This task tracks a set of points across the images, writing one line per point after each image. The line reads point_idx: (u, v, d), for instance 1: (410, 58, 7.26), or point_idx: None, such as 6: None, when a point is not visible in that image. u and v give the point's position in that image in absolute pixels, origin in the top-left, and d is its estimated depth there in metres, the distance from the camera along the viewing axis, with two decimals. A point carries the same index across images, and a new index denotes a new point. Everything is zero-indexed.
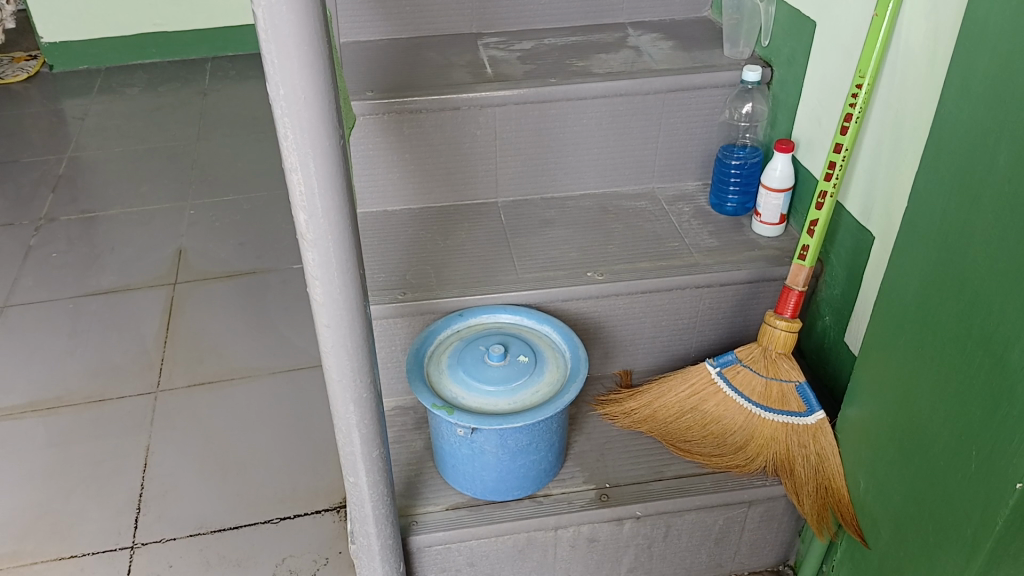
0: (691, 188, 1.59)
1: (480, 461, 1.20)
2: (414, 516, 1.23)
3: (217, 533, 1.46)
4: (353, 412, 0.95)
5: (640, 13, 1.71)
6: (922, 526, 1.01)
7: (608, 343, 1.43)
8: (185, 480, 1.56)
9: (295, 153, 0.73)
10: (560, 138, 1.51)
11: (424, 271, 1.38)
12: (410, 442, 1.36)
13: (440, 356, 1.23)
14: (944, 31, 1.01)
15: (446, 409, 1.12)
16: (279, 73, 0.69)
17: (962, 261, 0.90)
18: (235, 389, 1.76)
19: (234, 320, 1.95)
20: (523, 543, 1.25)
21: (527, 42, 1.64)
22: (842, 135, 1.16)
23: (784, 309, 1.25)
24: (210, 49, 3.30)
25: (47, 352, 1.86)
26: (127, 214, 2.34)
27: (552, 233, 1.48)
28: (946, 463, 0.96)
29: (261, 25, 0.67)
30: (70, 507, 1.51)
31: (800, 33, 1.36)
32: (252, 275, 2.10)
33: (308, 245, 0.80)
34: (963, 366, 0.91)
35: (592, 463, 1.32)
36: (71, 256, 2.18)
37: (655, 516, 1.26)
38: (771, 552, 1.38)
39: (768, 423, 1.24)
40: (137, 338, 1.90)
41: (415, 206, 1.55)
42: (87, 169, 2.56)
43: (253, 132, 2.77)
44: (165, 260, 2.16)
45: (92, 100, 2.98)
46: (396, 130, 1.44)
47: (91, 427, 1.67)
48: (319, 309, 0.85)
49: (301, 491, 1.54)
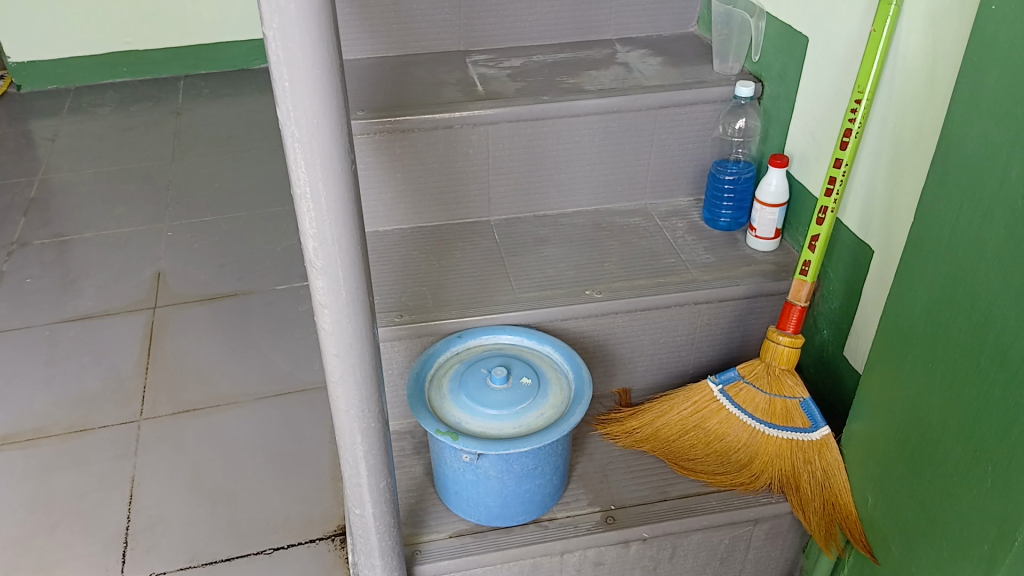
0: (684, 204, 1.59)
1: (484, 486, 1.17)
2: (418, 545, 1.20)
3: (209, 566, 1.41)
4: (360, 442, 0.92)
5: (627, 29, 1.71)
6: (935, 541, 1.01)
7: (608, 362, 1.41)
8: (174, 511, 1.51)
9: (306, 177, 0.71)
10: (553, 156, 1.50)
11: (420, 292, 1.36)
12: (410, 468, 1.33)
13: (442, 380, 1.20)
14: (944, 46, 1.02)
15: (451, 435, 1.10)
16: (291, 97, 0.67)
17: (974, 276, 0.90)
18: (222, 415, 1.71)
19: (218, 345, 1.91)
20: (529, 569, 1.22)
21: (516, 59, 1.63)
22: (842, 150, 1.16)
23: (787, 324, 1.24)
24: (183, 67, 3.25)
25: (23, 382, 1.80)
26: (103, 237, 2.29)
27: (547, 251, 1.46)
28: (960, 478, 0.95)
29: (272, 47, 0.64)
30: (53, 543, 1.45)
31: (792, 48, 1.36)
32: (234, 298, 2.06)
33: (317, 273, 0.77)
34: (977, 380, 0.91)
35: (596, 485, 1.30)
36: (46, 281, 2.11)
37: (662, 537, 1.25)
38: (776, 569, 1.37)
39: (772, 440, 1.24)
40: (117, 365, 1.84)
41: (407, 226, 1.52)
42: (59, 191, 2.50)
43: (230, 151, 2.72)
44: (144, 284, 2.10)
45: (62, 120, 2.91)
46: (388, 149, 1.42)
47: (71, 460, 1.61)
48: (328, 338, 0.82)
49: (295, 520, 1.49)
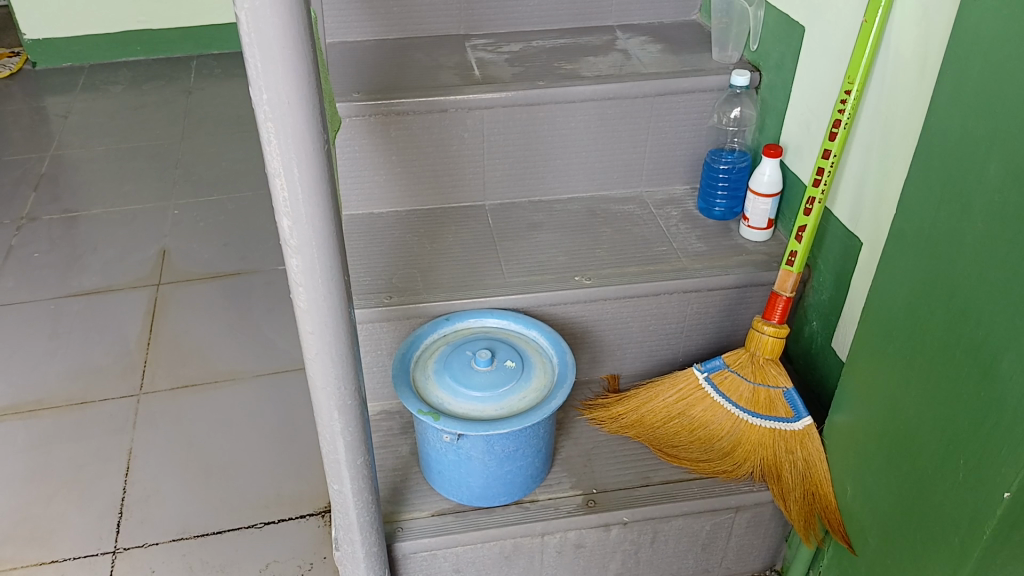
0: (680, 192, 1.59)
1: (466, 467, 1.19)
2: (399, 522, 1.22)
3: (200, 537, 1.44)
4: (337, 419, 0.93)
5: (628, 16, 1.71)
6: (910, 534, 1.01)
7: (596, 348, 1.42)
8: (169, 484, 1.54)
9: (280, 157, 0.72)
10: (548, 141, 1.50)
11: (410, 274, 1.37)
12: (396, 447, 1.35)
13: (427, 361, 1.22)
14: (933, 38, 1.01)
15: (432, 416, 1.11)
16: (264, 77, 0.67)
17: (952, 269, 0.90)
18: (220, 392, 1.74)
19: (218, 322, 1.93)
20: (509, 549, 1.24)
21: (515, 44, 1.63)
22: (831, 141, 1.16)
23: (772, 314, 1.25)
24: (195, 46, 3.27)
25: (27, 354, 1.83)
26: (110, 214, 2.32)
27: (541, 236, 1.47)
28: (934, 471, 0.95)
29: (245, 29, 0.65)
30: (50, 511, 1.49)
31: (788, 37, 1.36)
32: (236, 277, 2.08)
33: (292, 251, 0.79)
34: (952, 374, 0.91)
35: (579, 469, 1.32)
36: (53, 256, 2.15)
37: (643, 522, 1.26)
38: (758, 558, 1.38)
39: (755, 429, 1.24)
40: (119, 339, 1.87)
41: (401, 209, 1.54)
42: (69, 167, 2.53)
43: (238, 131, 2.74)
44: (148, 261, 2.13)
45: (75, 97, 2.94)
46: (383, 132, 1.43)
47: (71, 431, 1.64)
48: (303, 316, 0.84)
49: (286, 496, 1.52)
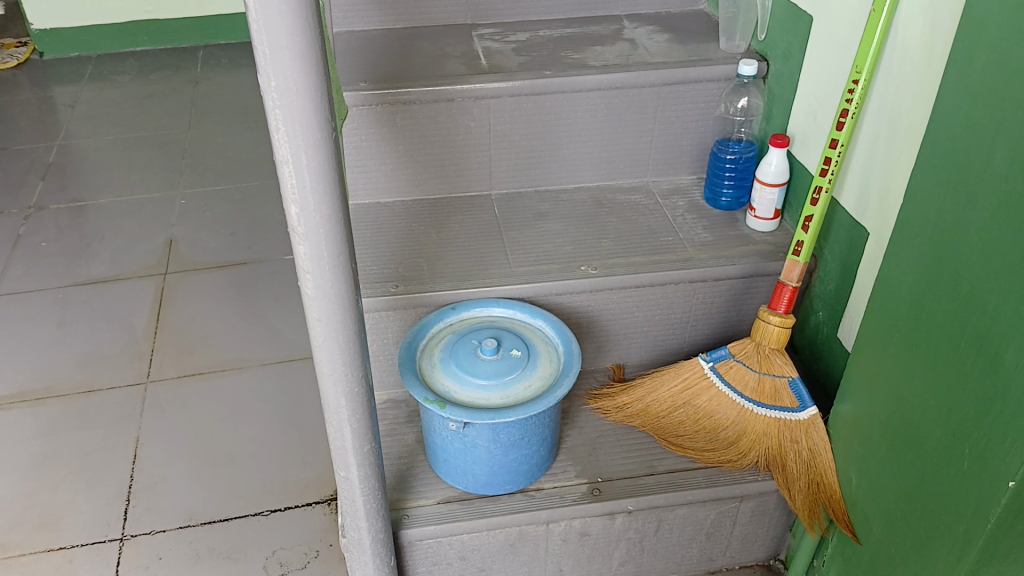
0: (686, 182, 1.59)
1: (472, 455, 1.19)
2: (405, 510, 1.22)
3: (206, 525, 1.45)
4: (344, 406, 0.94)
5: (636, 6, 1.71)
6: (914, 523, 1.01)
7: (602, 337, 1.43)
8: (176, 471, 1.55)
9: (287, 144, 0.72)
10: (555, 131, 1.50)
11: (417, 263, 1.37)
12: (402, 435, 1.36)
13: (433, 350, 1.22)
14: (941, 26, 1.01)
15: (438, 404, 1.12)
16: (272, 64, 0.68)
17: (957, 259, 0.89)
18: (227, 380, 1.75)
19: (225, 311, 1.94)
20: (515, 537, 1.25)
21: (522, 33, 1.63)
22: (838, 130, 1.15)
23: (778, 304, 1.25)
24: (202, 36, 3.27)
25: (36, 342, 1.84)
26: (117, 203, 2.33)
27: (547, 226, 1.47)
28: (938, 460, 0.95)
29: (253, 16, 0.66)
30: (58, 498, 1.50)
31: (796, 27, 1.35)
32: (243, 266, 2.09)
33: (299, 238, 0.79)
34: (957, 363, 0.91)
35: (584, 458, 1.32)
36: (61, 245, 2.16)
37: (647, 511, 1.26)
38: (762, 547, 1.38)
39: (760, 419, 1.25)
40: (127, 328, 1.88)
41: (408, 198, 1.54)
42: (76, 157, 2.54)
43: (245, 121, 2.75)
44: (155, 250, 2.14)
45: (83, 87, 2.95)
46: (389, 121, 1.43)
47: (79, 419, 1.66)
48: (311, 304, 0.84)
49: (292, 483, 1.53)
